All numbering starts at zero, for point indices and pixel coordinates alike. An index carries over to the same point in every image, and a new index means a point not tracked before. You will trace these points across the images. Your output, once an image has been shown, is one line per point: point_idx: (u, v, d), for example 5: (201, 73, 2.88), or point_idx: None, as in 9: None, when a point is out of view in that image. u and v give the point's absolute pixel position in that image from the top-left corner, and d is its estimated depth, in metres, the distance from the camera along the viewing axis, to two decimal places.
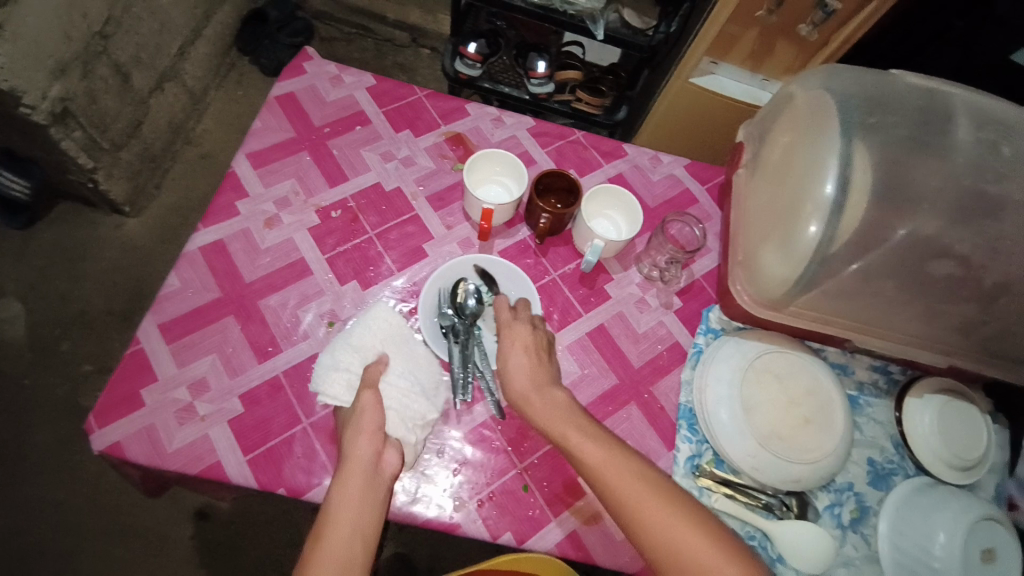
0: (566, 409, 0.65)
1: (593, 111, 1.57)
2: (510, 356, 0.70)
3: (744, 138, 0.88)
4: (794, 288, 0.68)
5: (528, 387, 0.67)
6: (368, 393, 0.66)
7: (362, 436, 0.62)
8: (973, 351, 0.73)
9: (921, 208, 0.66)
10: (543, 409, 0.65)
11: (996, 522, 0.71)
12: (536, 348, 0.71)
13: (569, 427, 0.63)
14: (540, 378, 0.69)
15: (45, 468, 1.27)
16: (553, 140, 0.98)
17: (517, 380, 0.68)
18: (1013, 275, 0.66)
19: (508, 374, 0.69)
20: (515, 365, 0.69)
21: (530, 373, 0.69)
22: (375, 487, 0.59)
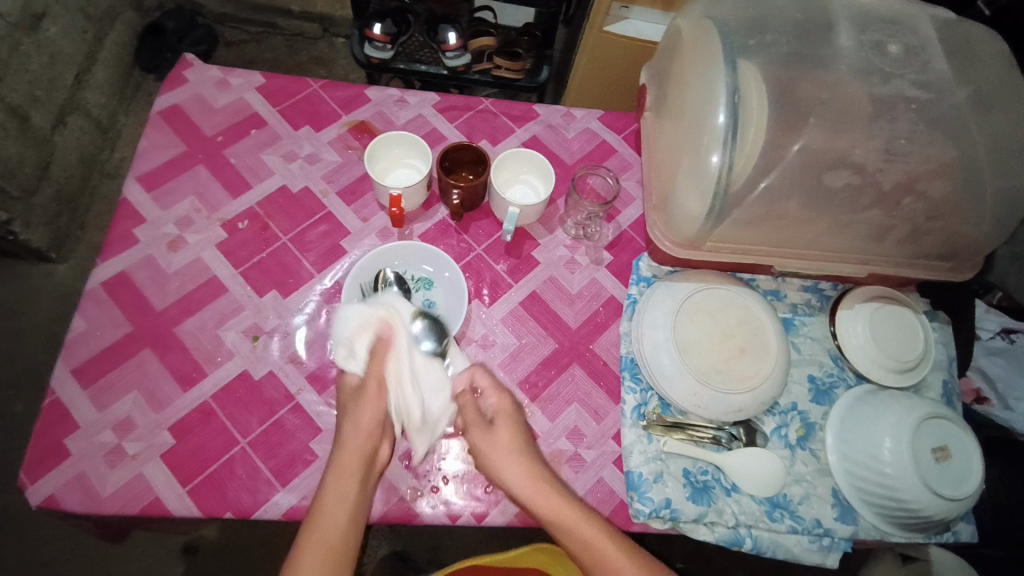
0: (544, 481, 0.64)
1: (515, 76, 1.53)
2: (501, 438, 0.67)
3: (647, 81, 0.88)
4: (705, 223, 0.68)
5: (514, 471, 0.65)
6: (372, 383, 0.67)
7: (355, 417, 0.66)
8: (896, 256, 0.74)
9: (809, 121, 0.66)
10: (516, 487, 0.64)
11: (942, 418, 0.72)
12: (521, 425, 0.70)
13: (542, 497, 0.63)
14: (528, 458, 0.66)
15: (21, 534, 1.23)
16: (461, 113, 0.95)
17: (505, 473, 0.65)
18: (910, 173, 0.66)
19: (494, 458, 0.66)
20: (500, 445, 0.67)
21: (514, 458, 0.66)
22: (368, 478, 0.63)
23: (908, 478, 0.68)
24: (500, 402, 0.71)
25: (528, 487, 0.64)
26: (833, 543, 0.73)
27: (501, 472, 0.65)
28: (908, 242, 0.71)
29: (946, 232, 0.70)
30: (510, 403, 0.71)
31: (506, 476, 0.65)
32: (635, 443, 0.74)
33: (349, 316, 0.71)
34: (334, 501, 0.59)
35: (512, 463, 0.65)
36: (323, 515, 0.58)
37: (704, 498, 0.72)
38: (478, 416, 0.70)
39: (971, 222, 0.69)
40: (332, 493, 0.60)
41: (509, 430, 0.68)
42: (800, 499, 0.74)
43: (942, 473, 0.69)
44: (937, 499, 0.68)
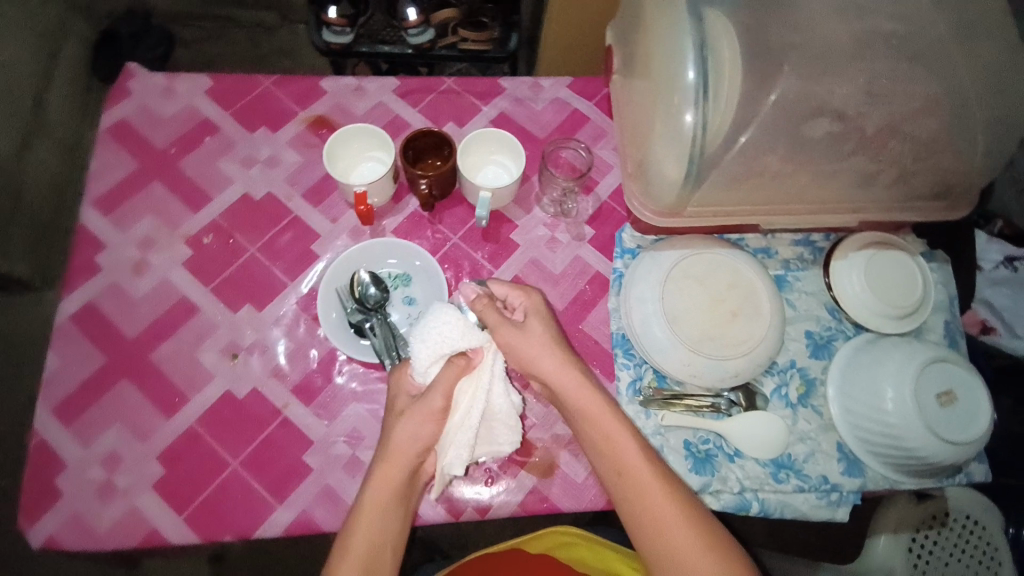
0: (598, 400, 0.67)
1: (482, 48, 1.45)
2: (533, 331, 0.69)
3: (613, 42, 0.83)
4: (684, 187, 0.65)
5: (547, 360, 0.68)
6: (439, 398, 0.64)
7: (402, 428, 0.65)
8: (887, 202, 0.69)
9: (782, 71, 0.62)
10: (566, 389, 0.67)
11: (948, 362, 0.70)
12: (553, 329, 0.71)
13: (595, 416, 0.66)
14: (565, 360, 0.69)
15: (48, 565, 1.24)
16: (423, 95, 0.90)
17: (567, 383, 0.67)
18: (895, 114, 0.62)
19: (530, 350, 0.68)
20: (536, 337, 0.69)
21: (550, 350, 0.69)
22: (408, 492, 0.64)
23: (913, 426, 0.67)
24: (527, 303, 0.71)
25: (556, 374, 0.68)
26: (841, 497, 0.71)
27: (529, 360, 0.68)
28: (898, 185, 0.67)
29: (938, 170, 0.66)
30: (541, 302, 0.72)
31: (531, 359, 0.68)
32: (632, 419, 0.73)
33: (451, 321, 0.66)
34: (372, 514, 0.62)
35: (540, 357, 0.68)
36: (352, 537, 0.61)
37: (706, 468, 0.71)
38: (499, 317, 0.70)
39: (964, 158, 0.65)
40: (369, 506, 0.62)
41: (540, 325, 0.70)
42: (805, 457, 0.72)
43: (949, 418, 0.67)
44: (945, 445, 0.67)
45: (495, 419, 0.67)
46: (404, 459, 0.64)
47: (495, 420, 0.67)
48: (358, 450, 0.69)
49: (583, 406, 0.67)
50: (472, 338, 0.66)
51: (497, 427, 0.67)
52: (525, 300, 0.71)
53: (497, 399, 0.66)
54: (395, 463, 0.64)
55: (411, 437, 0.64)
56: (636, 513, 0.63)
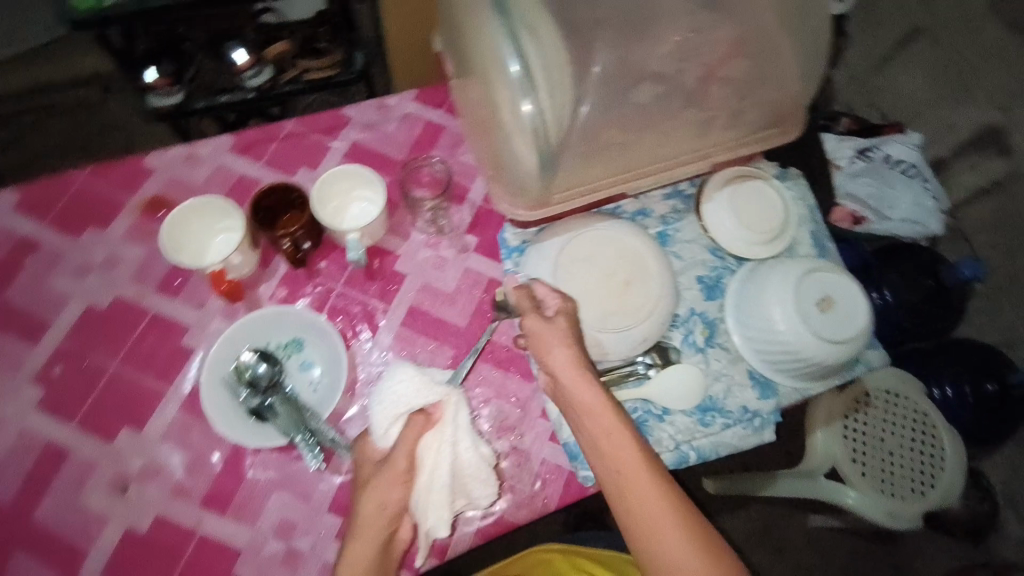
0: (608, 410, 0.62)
1: (329, 74, 1.34)
2: (555, 334, 0.66)
3: (440, 47, 0.80)
4: (540, 177, 0.64)
5: (558, 362, 0.64)
6: (403, 458, 0.61)
7: (371, 502, 0.61)
8: (727, 142, 0.71)
9: (594, 47, 0.63)
10: (574, 389, 0.63)
11: (821, 270, 0.75)
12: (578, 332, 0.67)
13: (597, 416, 0.62)
14: (573, 360, 0.64)
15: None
16: (263, 146, 0.84)
17: (582, 394, 0.63)
18: (708, 63, 0.65)
19: (545, 350, 0.65)
20: (556, 335, 0.66)
21: (562, 351, 0.65)
22: (386, 560, 0.61)
23: (801, 336, 0.72)
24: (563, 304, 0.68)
25: (572, 376, 0.64)
26: (764, 421, 0.75)
27: (548, 350, 0.65)
28: (735, 123, 0.70)
29: (764, 103, 0.68)
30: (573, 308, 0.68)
31: (553, 358, 0.65)
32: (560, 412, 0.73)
33: (406, 380, 0.65)
34: None
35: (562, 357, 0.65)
36: None
37: (640, 436, 0.72)
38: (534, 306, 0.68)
39: (783, 85, 0.68)
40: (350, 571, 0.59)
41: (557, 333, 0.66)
42: (724, 394, 0.76)
43: (831, 321, 0.73)
44: (834, 347, 0.72)
45: (468, 473, 0.64)
46: (377, 525, 0.61)
47: (470, 472, 0.64)
48: (293, 541, 0.64)
49: (587, 403, 0.63)
50: (431, 394, 0.64)
51: (474, 480, 0.65)
52: (560, 303, 0.68)
53: (467, 454, 0.64)
54: (370, 531, 0.60)
55: (378, 506, 0.61)
56: (634, 527, 0.59)
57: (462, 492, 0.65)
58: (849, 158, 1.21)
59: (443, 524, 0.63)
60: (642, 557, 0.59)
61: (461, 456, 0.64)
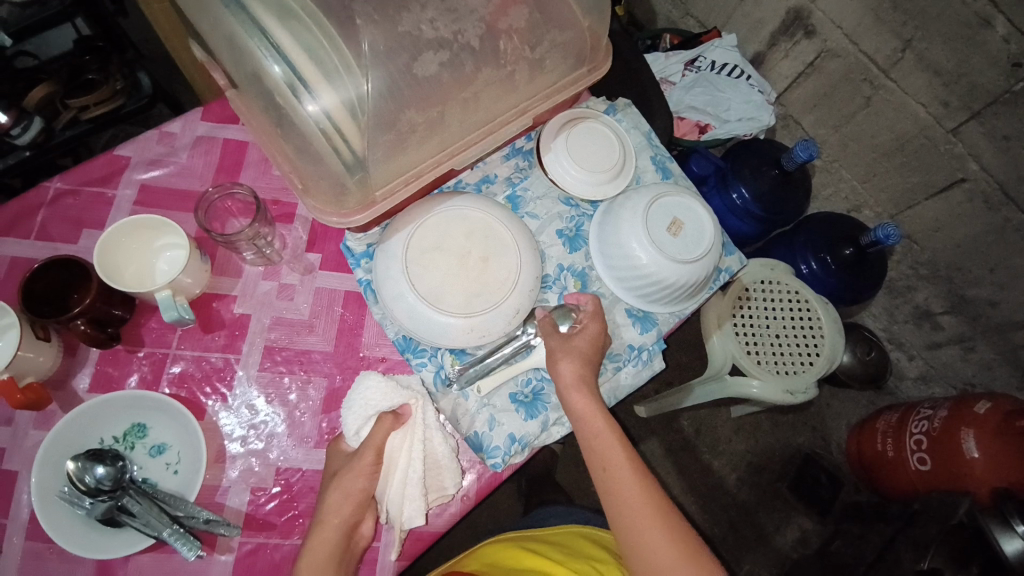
0: (602, 419, 0.65)
1: (112, 106, 1.18)
2: (562, 369, 0.67)
3: (203, 56, 0.69)
4: (349, 180, 0.60)
5: (566, 378, 0.67)
6: (371, 451, 0.61)
7: (332, 504, 0.60)
8: (540, 91, 0.69)
9: (355, 26, 0.57)
10: (578, 416, 0.65)
11: (664, 195, 0.77)
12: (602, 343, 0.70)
13: (595, 440, 0.64)
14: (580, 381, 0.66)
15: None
16: (30, 218, 0.71)
17: (582, 400, 0.65)
18: (485, 17, 0.61)
19: (562, 361, 0.68)
20: (574, 351, 0.68)
21: (572, 366, 0.67)
22: (347, 556, 0.60)
23: (664, 266, 0.74)
24: (588, 326, 0.71)
25: (574, 394, 0.66)
26: (651, 352, 0.78)
27: (555, 366, 0.68)
28: (539, 72, 0.67)
29: (558, 47, 0.67)
30: (597, 331, 0.71)
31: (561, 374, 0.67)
32: (454, 407, 0.70)
33: (373, 386, 0.66)
34: None
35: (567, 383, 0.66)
36: None
37: (537, 407, 0.72)
38: (555, 331, 0.71)
39: (567, 26, 0.66)
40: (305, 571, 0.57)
41: (587, 341, 0.69)
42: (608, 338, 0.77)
43: (685, 242, 0.75)
44: (693, 266, 0.75)
45: (437, 457, 0.65)
46: (333, 524, 0.59)
47: (439, 459, 0.65)
48: None
49: (584, 427, 0.65)
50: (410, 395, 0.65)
51: (445, 462, 0.65)
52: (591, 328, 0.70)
53: (438, 441, 0.65)
54: (325, 534, 0.59)
55: (341, 498, 0.60)
56: (626, 526, 0.61)
57: (439, 477, 0.66)
58: (679, 72, 1.31)
59: (410, 509, 0.63)
60: (633, 560, 0.60)
61: (431, 444, 0.64)
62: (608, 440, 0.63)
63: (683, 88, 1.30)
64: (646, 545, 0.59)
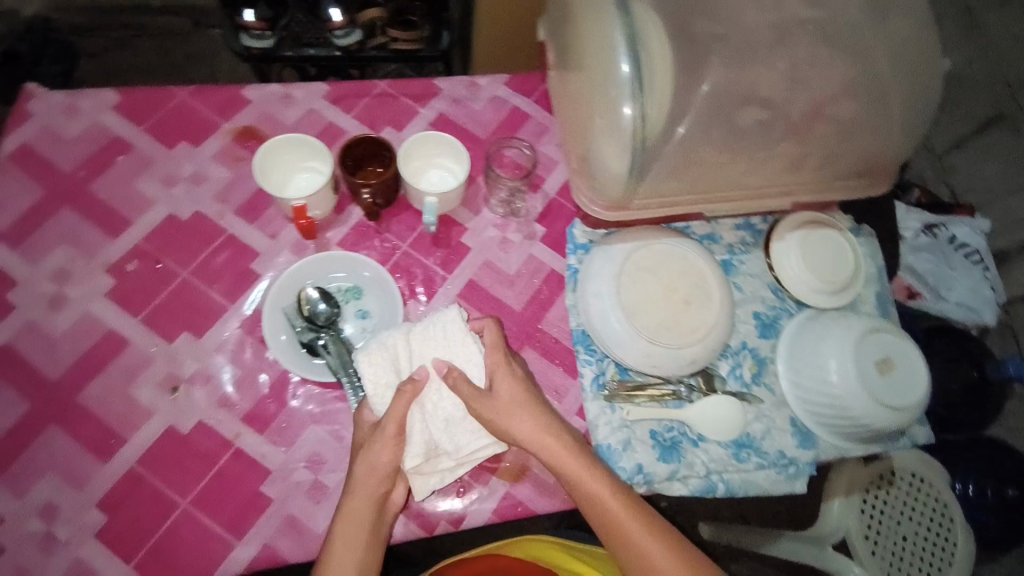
0: (585, 467, 0.64)
1: (414, 48, 1.39)
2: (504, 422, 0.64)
3: (545, 37, 0.82)
4: (627, 180, 0.65)
5: (523, 429, 0.64)
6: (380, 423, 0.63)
7: (371, 474, 0.62)
8: (816, 182, 0.72)
9: (710, 61, 0.63)
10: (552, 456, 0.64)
11: (881, 331, 0.75)
12: (520, 377, 0.67)
13: (582, 482, 0.63)
14: (534, 414, 0.65)
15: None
16: (357, 100, 0.86)
17: (559, 450, 0.64)
18: (817, 98, 0.66)
19: (502, 417, 0.64)
20: (506, 407, 0.64)
21: (522, 411, 0.64)
22: (380, 520, 0.63)
23: (857, 395, 0.71)
24: (502, 394, 0.65)
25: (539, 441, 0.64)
26: (798, 470, 0.74)
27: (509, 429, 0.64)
28: (825, 165, 0.70)
29: (862, 152, 0.69)
30: (512, 390, 0.65)
31: (514, 431, 0.64)
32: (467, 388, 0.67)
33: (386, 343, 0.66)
34: (348, 544, 0.61)
35: (516, 414, 0.64)
36: (333, 562, 0.60)
37: (673, 455, 0.72)
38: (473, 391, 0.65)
39: (885, 135, 0.69)
40: (351, 539, 0.61)
41: (512, 400, 0.65)
42: (762, 434, 0.74)
43: (887, 384, 0.72)
44: (885, 410, 0.72)
45: (441, 424, 0.66)
46: (370, 492, 0.62)
47: (436, 428, 0.65)
48: (321, 475, 0.66)
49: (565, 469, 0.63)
50: (427, 351, 0.67)
51: (449, 429, 0.66)
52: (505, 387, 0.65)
53: (433, 407, 0.66)
54: (359, 504, 0.62)
55: (379, 467, 0.62)
56: None
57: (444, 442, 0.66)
58: (913, 231, 1.14)
59: (433, 467, 0.65)
60: None
61: (431, 411, 0.65)
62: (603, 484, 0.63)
63: (910, 247, 1.14)
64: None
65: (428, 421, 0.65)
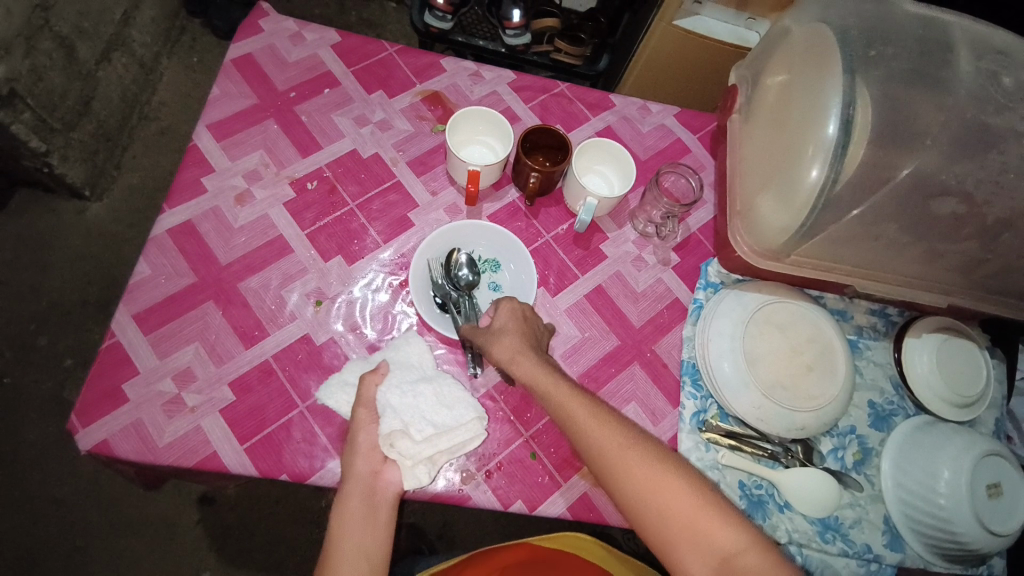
0: (565, 390, 0.63)
1: (573, 62, 1.49)
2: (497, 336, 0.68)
3: (736, 82, 0.85)
4: (795, 235, 0.66)
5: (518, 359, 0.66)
6: (362, 409, 0.66)
7: (359, 456, 0.64)
8: (975, 290, 0.74)
9: (922, 145, 0.64)
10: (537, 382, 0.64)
11: (999, 455, 0.72)
12: (521, 315, 0.70)
13: (565, 409, 0.61)
14: (524, 345, 0.68)
15: (29, 475, 1.20)
16: (536, 94, 0.92)
17: (540, 376, 0.64)
18: (1016, 209, 0.65)
19: (498, 344, 0.68)
20: (506, 335, 0.68)
21: (513, 337, 0.68)
22: (376, 505, 0.63)
23: (962, 512, 0.68)
24: (506, 325, 0.69)
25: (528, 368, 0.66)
26: (879, 568, 0.72)
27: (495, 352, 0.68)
28: (993, 276, 0.71)
29: None
30: (510, 320, 0.70)
31: (502, 355, 0.67)
32: (433, 383, 0.70)
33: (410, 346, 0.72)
34: (350, 525, 0.62)
35: (519, 361, 0.66)
36: (339, 544, 0.61)
37: (758, 512, 0.71)
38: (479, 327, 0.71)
39: None
40: (348, 523, 0.62)
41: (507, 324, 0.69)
42: (851, 522, 0.73)
43: (993, 509, 0.69)
44: (987, 534, 0.68)
45: (408, 411, 0.67)
46: (365, 479, 0.63)
47: (403, 415, 0.66)
48: None
49: (553, 397, 0.63)
50: (403, 347, 0.71)
51: (416, 418, 0.66)
52: (507, 317, 0.70)
53: (394, 394, 0.67)
54: (354, 487, 0.63)
55: (367, 448, 0.64)
56: (660, 521, 0.54)
57: (411, 431, 0.65)
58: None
59: (408, 456, 0.65)
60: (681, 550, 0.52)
61: (394, 399, 0.67)
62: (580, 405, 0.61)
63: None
64: (690, 531, 0.52)
65: (394, 407, 0.67)
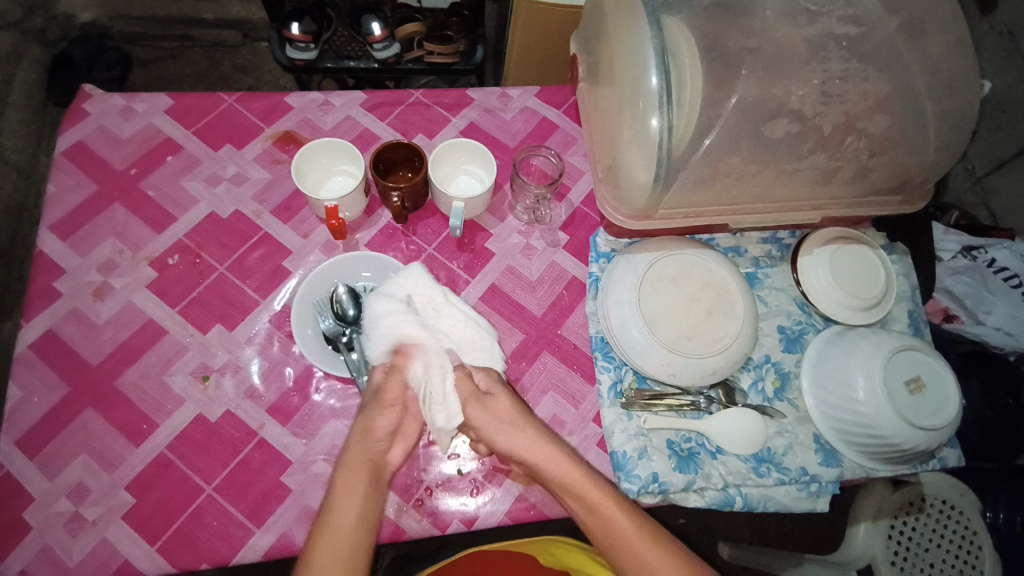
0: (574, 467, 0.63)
1: (449, 61, 1.44)
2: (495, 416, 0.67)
3: (577, 50, 0.84)
4: (654, 189, 0.66)
5: (517, 440, 0.65)
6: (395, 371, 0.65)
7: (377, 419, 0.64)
8: (844, 196, 0.75)
9: (741, 73, 0.64)
10: (548, 466, 0.64)
11: (914, 349, 0.72)
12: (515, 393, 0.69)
13: (581, 487, 0.62)
14: (528, 429, 0.66)
15: None
16: (392, 108, 0.90)
17: (524, 443, 0.65)
18: (850, 111, 0.66)
19: (497, 431, 0.66)
20: (500, 418, 0.66)
21: (515, 429, 0.66)
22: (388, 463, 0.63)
23: (884, 415, 0.69)
24: (501, 402, 0.68)
25: (542, 453, 0.64)
26: (821, 488, 0.73)
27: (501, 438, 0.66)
28: (854, 179, 0.72)
29: (893, 165, 0.71)
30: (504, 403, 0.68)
31: (505, 444, 0.65)
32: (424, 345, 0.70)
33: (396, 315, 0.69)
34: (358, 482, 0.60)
35: (535, 454, 0.64)
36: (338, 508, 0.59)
37: (690, 466, 0.71)
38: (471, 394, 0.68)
39: (915, 151, 0.70)
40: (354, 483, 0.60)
41: (503, 407, 0.67)
42: (784, 450, 0.74)
43: (918, 404, 0.70)
44: (915, 431, 0.69)
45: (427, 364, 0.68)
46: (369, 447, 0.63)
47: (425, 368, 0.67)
48: None
49: (558, 474, 0.63)
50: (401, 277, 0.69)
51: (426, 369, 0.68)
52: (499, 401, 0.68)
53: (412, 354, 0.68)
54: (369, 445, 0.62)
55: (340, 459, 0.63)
56: None
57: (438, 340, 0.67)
58: (951, 252, 0.98)
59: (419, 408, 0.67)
60: None
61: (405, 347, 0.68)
62: (591, 485, 0.62)
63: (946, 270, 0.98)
64: None
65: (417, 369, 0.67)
